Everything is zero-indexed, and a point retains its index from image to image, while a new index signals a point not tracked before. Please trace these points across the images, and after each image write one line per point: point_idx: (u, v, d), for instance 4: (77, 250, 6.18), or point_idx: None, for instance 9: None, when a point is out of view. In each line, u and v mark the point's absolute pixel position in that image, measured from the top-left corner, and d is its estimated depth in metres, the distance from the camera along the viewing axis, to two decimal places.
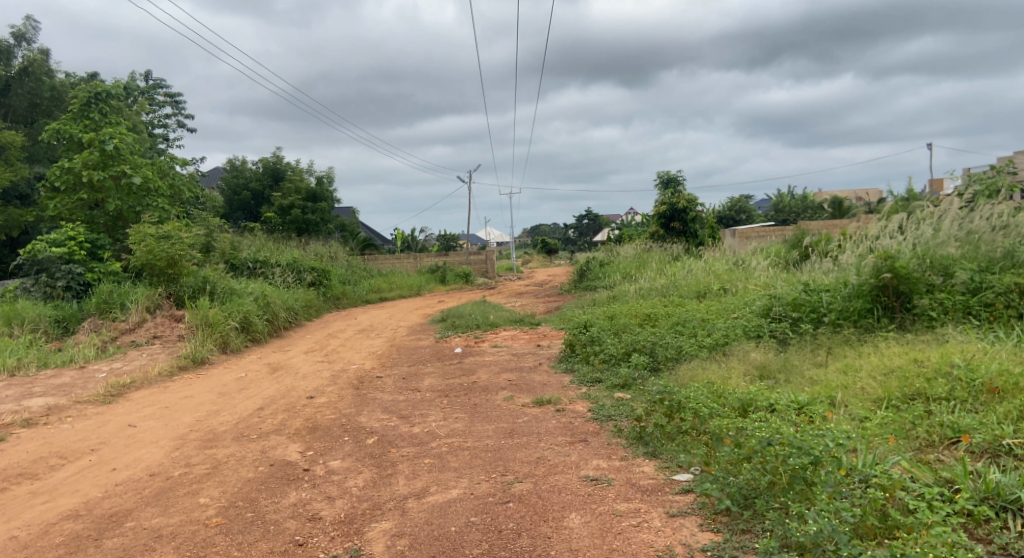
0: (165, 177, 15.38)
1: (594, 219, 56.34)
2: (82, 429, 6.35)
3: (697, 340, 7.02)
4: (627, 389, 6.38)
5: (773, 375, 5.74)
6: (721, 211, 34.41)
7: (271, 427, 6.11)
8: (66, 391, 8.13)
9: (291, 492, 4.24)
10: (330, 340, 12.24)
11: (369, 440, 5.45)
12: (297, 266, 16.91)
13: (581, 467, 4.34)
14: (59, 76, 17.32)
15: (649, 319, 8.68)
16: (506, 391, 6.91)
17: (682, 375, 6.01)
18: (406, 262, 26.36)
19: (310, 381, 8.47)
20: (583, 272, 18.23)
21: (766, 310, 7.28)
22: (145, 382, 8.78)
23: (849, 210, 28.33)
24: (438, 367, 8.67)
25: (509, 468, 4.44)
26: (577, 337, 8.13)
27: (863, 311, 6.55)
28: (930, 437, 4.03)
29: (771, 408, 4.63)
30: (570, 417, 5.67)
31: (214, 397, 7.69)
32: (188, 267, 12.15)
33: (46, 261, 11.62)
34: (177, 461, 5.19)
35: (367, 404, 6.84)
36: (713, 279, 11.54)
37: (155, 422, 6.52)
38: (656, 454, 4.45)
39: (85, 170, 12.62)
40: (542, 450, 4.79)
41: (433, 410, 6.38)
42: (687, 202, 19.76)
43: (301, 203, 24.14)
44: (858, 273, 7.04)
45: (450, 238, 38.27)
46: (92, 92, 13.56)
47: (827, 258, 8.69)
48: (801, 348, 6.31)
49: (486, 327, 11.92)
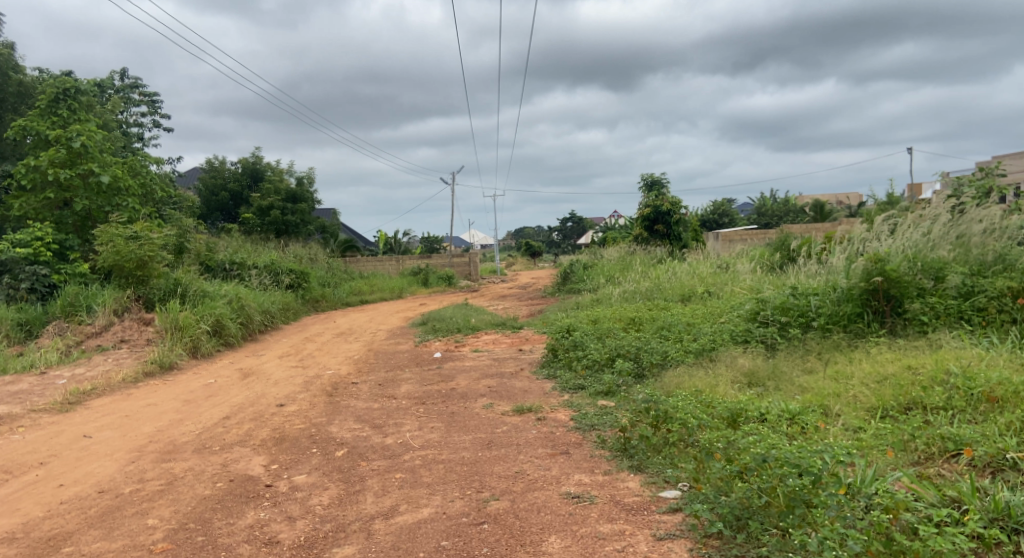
0: (137, 175, 14.93)
1: (579, 221, 56.28)
2: (33, 440, 5.97)
3: (682, 345, 6.78)
4: (610, 396, 6.11)
5: (763, 383, 5.50)
6: (704, 214, 34.43)
7: (235, 438, 5.78)
8: (21, 398, 7.72)
9: (248, 512, 3.91)
10: (306, 344, 11.88)
11: (338, 452, 5.14)
12: (273, 268, 16.53)
13: (562, 483, 4.06)
14: (26, 72, 16.85)
15: (633, 323, 8.43)
16: (485, 398, 6.62)
17: (667, 382, 5.76)
18: (387, 264, 26.01)
19: (282, 387, 8.12)
20: (567, 275, 17.98)
21: (753, 314, 7.07)
22: (107, 389, 8.39)
23: (830, 213, 28.46)
24: (415, 373, 8.37)
25: (485, 484, 4.15)
26: (559, 342, 7.88)
27: (853, 315, 6.35)
28: (929, 449, 3.80)
29: (762, 419, 4.39)
30: (551, 426, 5.40)
31: (180, 405, 7.33)
32: (159, 269, 11.75)
33: (10, 262, 11.08)
34: (130, 476, 4.84)
35: (339, 412, 6.53)
36: (698, 282, 11.35)
37: (112, 433, 6.16)
38: (641, 468, 4.18)
39: (51, 168, 12.19)
40: (521, 463, 4.51)
41: (408, 418, 6.07)
42: (670, 204, 19.61)
43: (280, 204, 23.69)
44: (847, 276, 6.84)
45: (434, 241, 38.01)
46: (61, 88, 13.05)
47: (815, 261, 8.50)
48: (790, 353, 6.09)
49: (467, 330, 11.63)
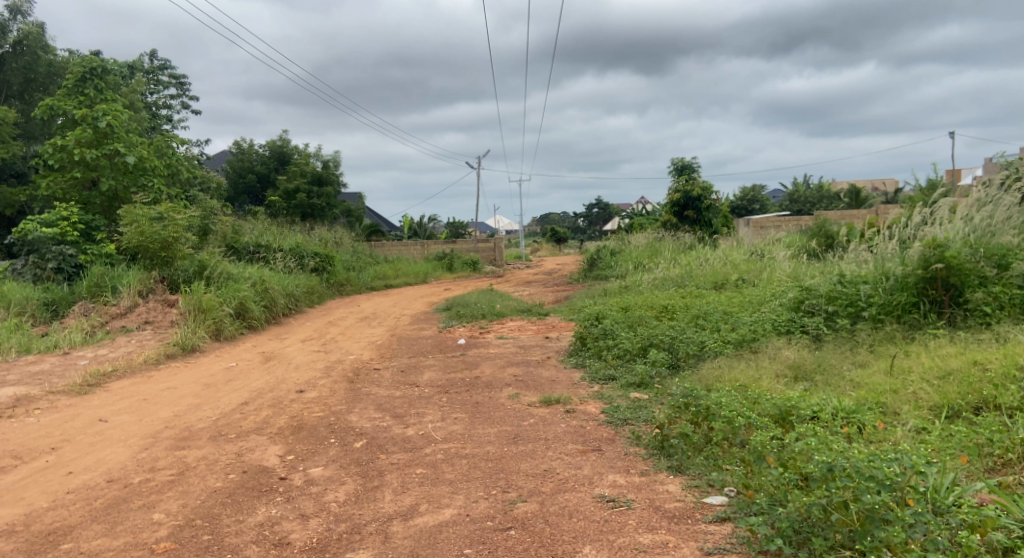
0: (163, 156, 14.83)
1: (604, 208, 55.67)
2: (48, 423, 5.82)
3: (720, 335, 6.40)
4: (643, 389, 5.77)
5: (810, 377, 5.12)
6: (734, 200, 33.73)
7: (252, 426, 5.56)
8: (41, 379, 7.61)
9: (259, 509, 3.67)
10: (330, 328, 11.70)
11: (357, 443, 4.88)
12: (299, 251, 16.42)
13: (595, 484, 3.76)
14: (55, 52, 16.90)
15: (666, 311, 8.06)
16: (511, 388, 6.32)
17: (705, 374, 5.42)
18: (412, 248, 25.80)
19: (303, 372, 7.92)
20: (593, 260, 17.58)
21: (798, 303, 6.66)
22: (128, 370, 8.26)
23: (866, 200, 27.60)
24: (439, 360, 8.10)
25: (512, 483, 3.85)
26: (588, 331, 7.54)
27: (907, 305, 5.92)
28: (1006, 455, 3.43)
29: (815, 418, 4.03)
30: (581, 420, 5.09)
31: (199, 388, 7.16)
32: (183, 250, 11.65)
33: (37, 241, 11.04)
34: (142, 464, 4.63)
35: (360, 400, 6.30)
36: (731, 269, 10.93)
37: (129, 417, 5.99)
38: (681, 469, 3.88)
39: (78, 148, 12.11)
40: (550, 461, 4.20)
41: (430, 408, 5.80)
42: (701, 189, 19.09)
43: (306, 186, 23.57)
44: (899, 264, 6.41)
45: (459, 226, 37.85)
46: (88, 67, 13.00)
47: (862, 247, 8.05)
48: (838, 346, 5.69)
49: (492, 316, 11.34)
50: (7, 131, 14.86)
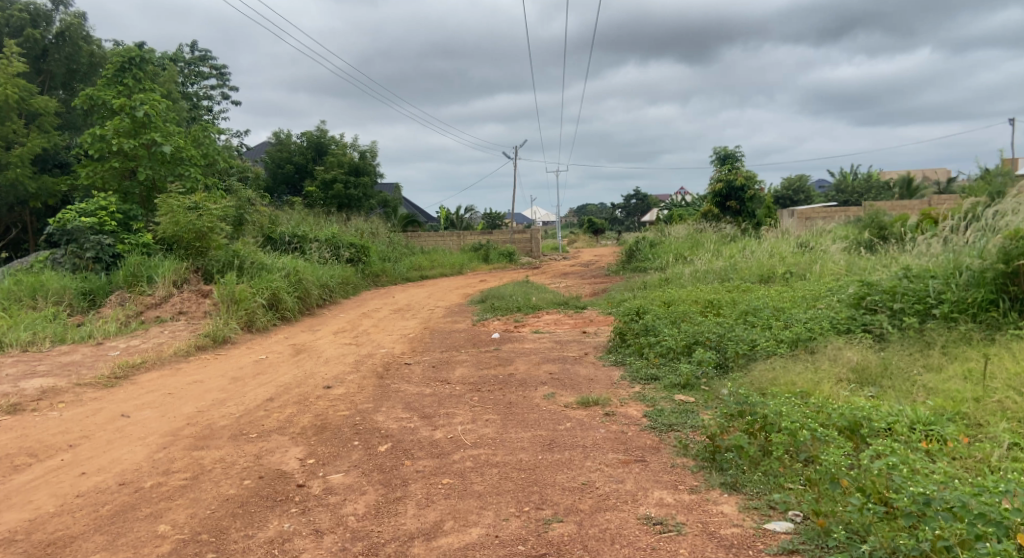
0: (200, 147, 14.81)
1: (643, 198, 54.74)
2: (70, 418, 5.65)
3: (773, 334, 5.92)
4: (688, 391, 5.35)
5: (877, 381, 4.65)
6: (778, 190, 32.78)
7: (275, 425, 5.30)
8: (71, 371, 7.49)
9: (271, 522, 3.39)
10: (362, 320, 11.48)
11: (381, 446, 4.59)
12: (335, 243, 16.27)
13: (640, 502, 3.39)
14: (96, 44, 17.07)
15: (711, 307, 7.55)
16: (546, 387, 5.95)
17: (758, 377, 4.98)
18: (448, 239, 25.60)
19: (332, 366, 7.68)
20: (632, 253, 17.06)
21: (858, 299, 6.13)
22: (158, 362, 8.11)
23: (919, 190, 26.46)
24: (471, 355, 7.77)
25: (547, 498, 3.50)
26: (628, 326, 7.13)
27: (985, 303, 5.42)
28: None
29: (889, 432, 3.61)
30: (622, 425, 4.69)
31: (226, 383, 6.94)
32: (218, 241, 11.57)
33: (77, 230, 10.94)
34: (157, 466, 4.39)
35: (388, 398, 6.02)
36: (778, 262, 10.38)
37: (151, 413, 5.79)
38: (737, 487, 3.46)
39: (116, 138, 12.11)
40: (588, 472, 3.82)
41: (460, 408, 5.47)
42: (745, 178, 18.43)
43: (342, 177, 23.47)
44: (975, 256, 5.88)
45: (496, 217, 37.60)
46: (127, 57, 12.97)
47: (931, 239, 7.43)
48: (907, 346, 5.20)
49: (528, 309, 10.98)
50: (48, 120, 14.98)
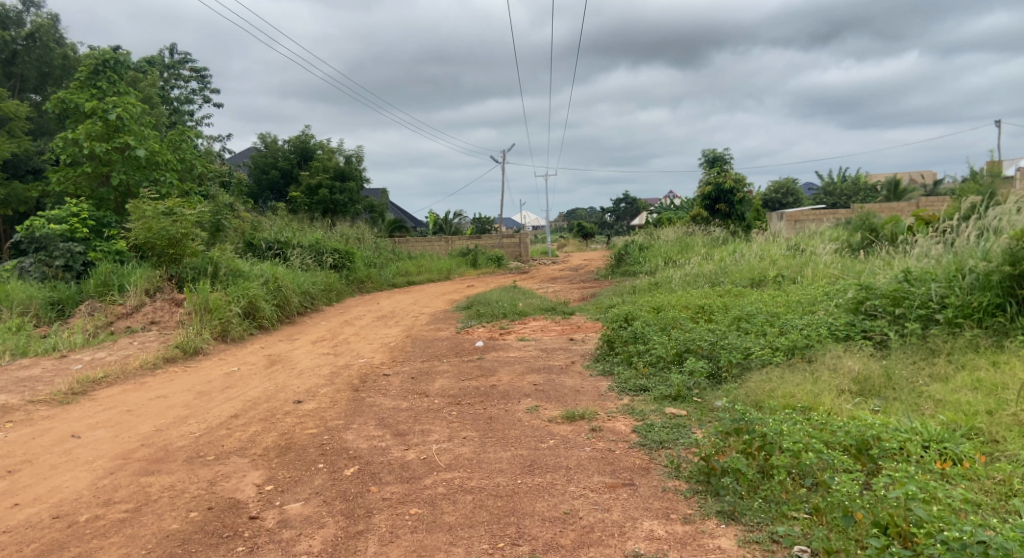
0: (177, 151, 14.27)
1: (632, 202, 54.82)
2: (15, 440, 5.24)
3: (768, 341, 5.59)
4: (680, 403, 5.00)
5: (881, 393, 4.33)
6: (767, 193, 32.68)
7: (236, 446, 4.90)
8: (26, 386, 7.05)
9: None
10: (343, 328, 11.07)
11: (347, 470, 4.21)
12: (318, 248, 15.87)
13: (627, 535, 3.06)
14: (70, 46, 16.60)
15: (702, 312, 7.22)
16: (530, 400, 5.58)
17: (753, 389, 4.65)
18: (436, 244, 25.19)
19: (306, 379, 7.26)
20: (621, 257, 16.74)
21: (857, 304, 5.84)
22: (122, 376, 7.67)
23: (906, 192, 26.36)
24: (453, 365, 7.38)
25: (525, 531, 3.15)
26: (616, 333, 6.78)
27: (991, 307, 5.11)
28: None
29: (902, 452, 3.27)
30: (609, 443, 4.32)
31: (191, 398, 6.53)
32: (192, 247, 11.10)
33: (45, 238, 10.50)
34: (99, 495, 3.99)
35: (361, 413, 5.65)
36: (770, 265, 10.07)
37: (105, 433, 5.37)
38: (735, 516, 3.11)
39: (88, 142, 11.61)
40: (571, 499, 3.46)
41: (437, 425, 5.09)
42: (734, 181, 18.16)
43: (328, 181, 22.98)
44: (978, 258, 5.58)
45: (484, 222, 37.39)
46: (101, 59, 12.50)
47: (931, 241, 7.11)
48: (910, 354, 4.88)
49: (514, 316, 10.60)
50: (18, 125, 14.50)
